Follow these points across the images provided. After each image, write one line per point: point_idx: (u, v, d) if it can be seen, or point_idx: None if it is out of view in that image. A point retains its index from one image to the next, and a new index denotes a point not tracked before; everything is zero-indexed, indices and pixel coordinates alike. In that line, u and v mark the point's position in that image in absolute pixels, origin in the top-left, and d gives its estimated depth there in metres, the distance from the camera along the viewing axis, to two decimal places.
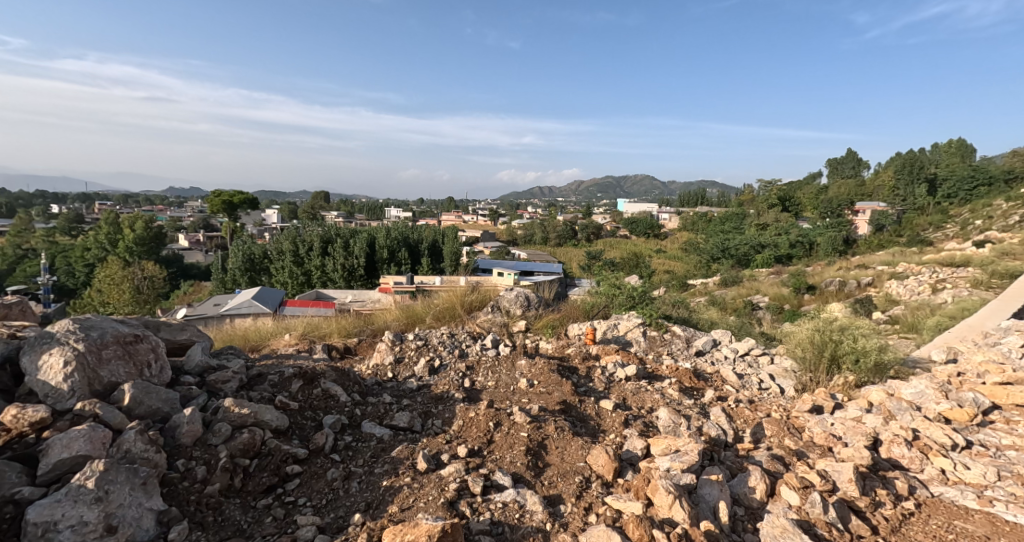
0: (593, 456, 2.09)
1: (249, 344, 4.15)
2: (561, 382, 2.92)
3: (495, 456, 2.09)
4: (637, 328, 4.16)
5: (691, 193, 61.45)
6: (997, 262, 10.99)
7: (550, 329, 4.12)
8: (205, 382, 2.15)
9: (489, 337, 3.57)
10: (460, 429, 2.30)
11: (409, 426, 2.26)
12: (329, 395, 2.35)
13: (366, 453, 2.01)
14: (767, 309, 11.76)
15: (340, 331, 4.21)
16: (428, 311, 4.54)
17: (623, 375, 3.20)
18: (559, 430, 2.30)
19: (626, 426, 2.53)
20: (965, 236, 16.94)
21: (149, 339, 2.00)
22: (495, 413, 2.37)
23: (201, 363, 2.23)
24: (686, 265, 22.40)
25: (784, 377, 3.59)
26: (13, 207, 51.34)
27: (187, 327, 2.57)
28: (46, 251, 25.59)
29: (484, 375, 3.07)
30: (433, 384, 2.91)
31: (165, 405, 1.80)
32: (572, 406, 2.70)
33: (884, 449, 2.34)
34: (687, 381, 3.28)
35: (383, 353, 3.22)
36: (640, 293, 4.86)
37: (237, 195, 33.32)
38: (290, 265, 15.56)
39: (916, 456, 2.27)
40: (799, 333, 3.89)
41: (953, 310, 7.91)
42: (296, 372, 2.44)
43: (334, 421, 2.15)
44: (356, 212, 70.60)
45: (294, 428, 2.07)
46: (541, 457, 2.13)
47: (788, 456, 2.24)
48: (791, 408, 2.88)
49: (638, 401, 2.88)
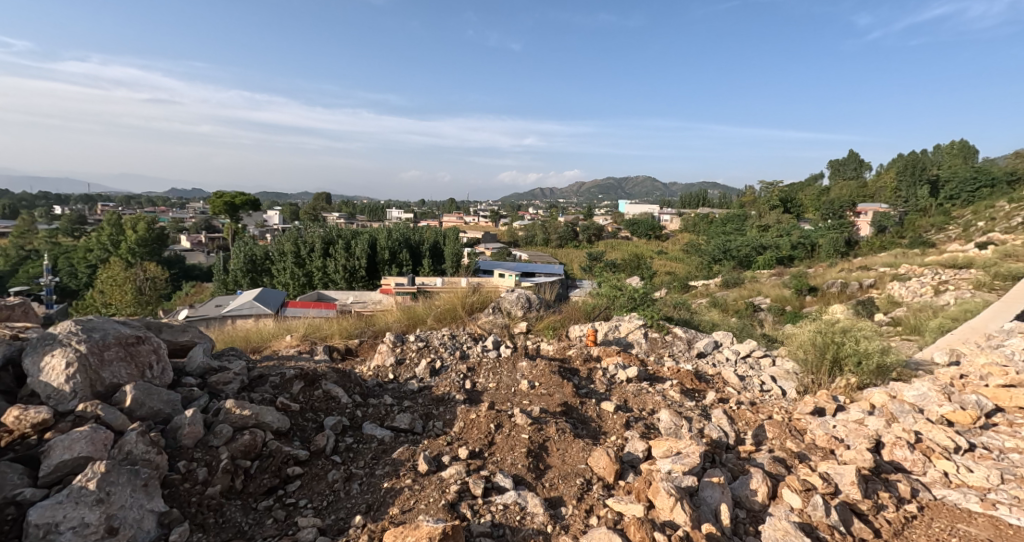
0: (594, 458, 2.09)
1: (251, 346, 4.15)
2: (562, 384, 2.92)
3: (496, 458, 2.08)
4: (638, 329, 4.16)
5: (693, 195, 61.37)
6: (1000, 264, 10.96)
7: (551, 331, 4.12)
8: (206, 383, 2.15)
9: (490, 339, 3.57)
10: (461, 430, 2.29)
11: (410, 428, 2.26)
12: (330, 397, 2.35)
13: (366, 454, 2.01)
14: (768, 310, 11.74)
15: (341, 332, 4.21)
16: (429, 312, 4.54)
17: (625, 376, 3.21)
18: (560, 432, 2.30)
19: (627, 428, 2.53)
20: (968, 237, 16.90)
21: (151, 340, 2.00)
22: (496, 415, 2.37)
23: (203, 364, 2.23)
24: (687, 267, 22.38)
25: (785, 379, 3.58)
26: (17, 208, 51.57)
27: (189, 328, 2.57)
28: (49, 253, 25.67)
29: (485, 377, 3.07)
30: (434, 385, 2.91)
31: (166, 407, 1.80)
32: (573, 408, 2.70)
33: (886, 452, 2.33)
34: (688, 383, 3.27)
35: (384, 355, 3.22)
36: (642, 295, 4.86)
37: (239, 196, 33.40)
38: (292, 266, 15.58)
39: (919, 458, 2.26)
40: (800, 335, 3.88)
41: (956, 312, 7.88)
42: (297, 373, 2.44)
43: (335, 422, 2.15)
44: (357, 213, 70.70)
45: (295, 430, 2.07)
46: (543, 459, 2.13)
47: (790, 459, 2.23)
48: (792, 410, 2.87)
49: (639, 403, 2.88)
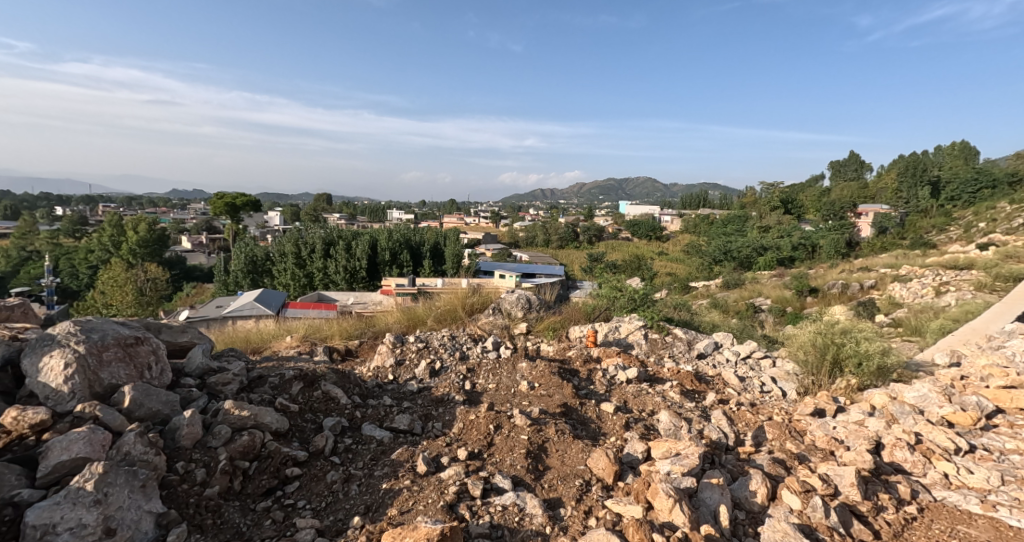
0: (593, 459, 2.09)
1: (250, 347, 4.16)
2: (562, 385, 2.92)
3: (496, 459, 2.08)
4: (638, 330, 4.15)
5: (694, 196, 61.32)
6: (1001, 265, 10.95)
7: (551, 332, 4.12)
8: (205, 384, 2.15)
9: (490, 340, 3.56)
10: (460, 432, 2.29)
11: (409, 428, 2.26)
12: (330, 398, 2.35)
13: (366, 455, 2.01)
14: (769, 312, 11.72)
15: (340, 333, 4.21)
16: (428, 313, 4.53)
17: (625, 378, 3.21)
18: (559, 433, 2.30)
19: (627, 429, 2.52)
20: (969, 238, 16.88)
21: (150, 341, 2.00)
22: (495, 416, 2.37)
23: (202, 365, 2.23)
24: (688, 268, 22.36)
25: (785, 380, 3.58)
26: (17, 210, 51.54)
27: (189, 328, 2.57)
28: (50, 254, 25.69)
29: (485, 378, 3.07)
30: (433, 386, 2.90)
31: (165, 407, 1.79)
32: (572, 409, 2.70)
33: (886, 453, 2.31)
34: (688, 384, 3.26)
35: (383, 356, 3.21)
36: (642, 296, 4.85)
37: (240, 197, 33.41)
38: (292, 267, 15.62)
39: (920, 460, 2.25)
40: (800, 336, 3.89)
41: (957, 314, 7.85)
42: (296, 374, 2.44)
43: (334, 424, 2.16)
44: (358, 214, 70.76)
45: (294, 430, 2.07)
46: (542, 460, 2.13)
47: (789, 461, 2.23)
48: (792, 411, 2.87)
49: (639, 404, 2.88)
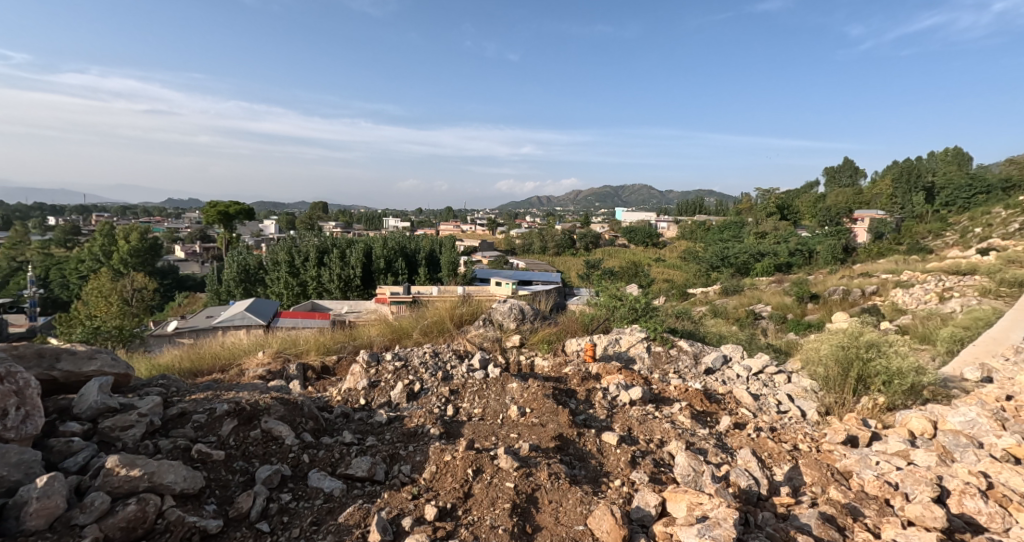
0: (596, 518, 1.66)
1: (218, 365, 3.72)
2: (557, 411, 2.48)
3: (471, 518, 1.66)
4: (640, 343, 3.74)
5: (689, 202, 60.90)
6: (1005, 271, 10.52)
7: (546, 345, 3.71)
8: (97, 431, 1.69)
9: (478, 357, 3.13)
10: (432, 478, 1.86)
11: (368, 475, 1.82)
12: (271, 437, 1.91)
13: (306, 518, 1.57)
14: (770, 319, 11.31)
15: (317, 348, 3.77)
16: (414, 325, 4.10)
17: (628, 399, 2.77)
18: (554, 478, 1.87)
19: (633, 467, 2.11)
20: (966, 243, 16.51)
21: (14, 379, 1.58)
22: (474, 457, 1.93)
23: (96, 404, 1.75)
24: (686, 274, 21.97)
25: (804, 399, 3.14)
26: (9, 219, 50.78)
27: (98, 353, 2.11)
28: (39, 263, 25.18)
29: (470, 401, 2.64)
30: (406, 416, 2.45)
31: (14, 472, 1.38)
32: (569, 442, 2.26)
33: (954, 504, 1.90)
34: (698, 405, 2.84)
35: (356, 378, 2.80)
36: (643, 305, 4.37)
37: (233, 206, 32.51)
38: (285, 275, 15.04)
39: (997, 512, 1.84)
40: (818, 347, 3.42)
41: (968, 321, 7.43)
42: (230, 409, 1.98)
43: (271, 474, 1.71)
44: (356, 222, 70.50)
45: (213, 486, 1.63)
46: (531, 518, 1.70)
47: (841, 517, 1.78)
48: (821, 438, 2.50)
49: (646, 432, 2.44)
